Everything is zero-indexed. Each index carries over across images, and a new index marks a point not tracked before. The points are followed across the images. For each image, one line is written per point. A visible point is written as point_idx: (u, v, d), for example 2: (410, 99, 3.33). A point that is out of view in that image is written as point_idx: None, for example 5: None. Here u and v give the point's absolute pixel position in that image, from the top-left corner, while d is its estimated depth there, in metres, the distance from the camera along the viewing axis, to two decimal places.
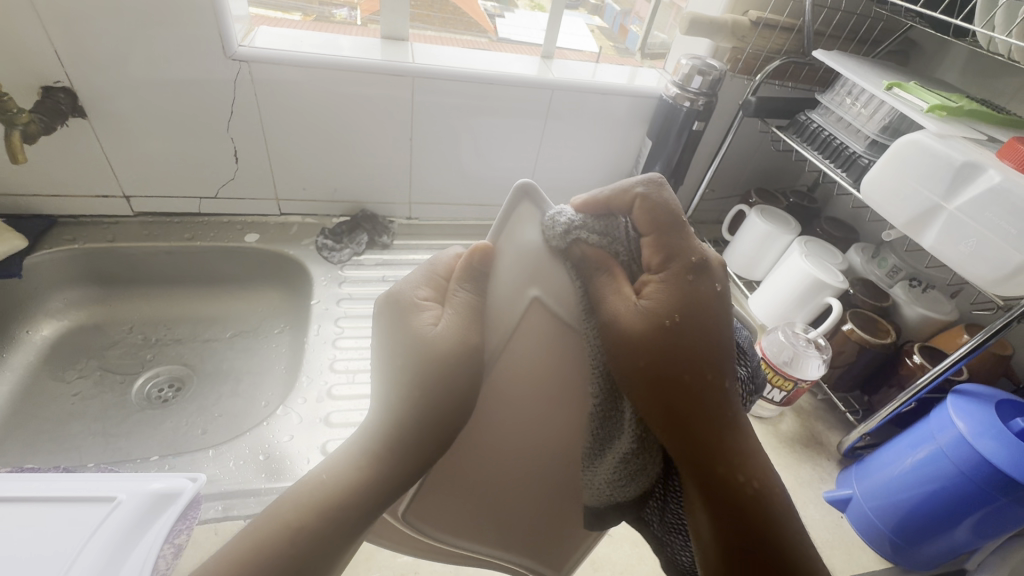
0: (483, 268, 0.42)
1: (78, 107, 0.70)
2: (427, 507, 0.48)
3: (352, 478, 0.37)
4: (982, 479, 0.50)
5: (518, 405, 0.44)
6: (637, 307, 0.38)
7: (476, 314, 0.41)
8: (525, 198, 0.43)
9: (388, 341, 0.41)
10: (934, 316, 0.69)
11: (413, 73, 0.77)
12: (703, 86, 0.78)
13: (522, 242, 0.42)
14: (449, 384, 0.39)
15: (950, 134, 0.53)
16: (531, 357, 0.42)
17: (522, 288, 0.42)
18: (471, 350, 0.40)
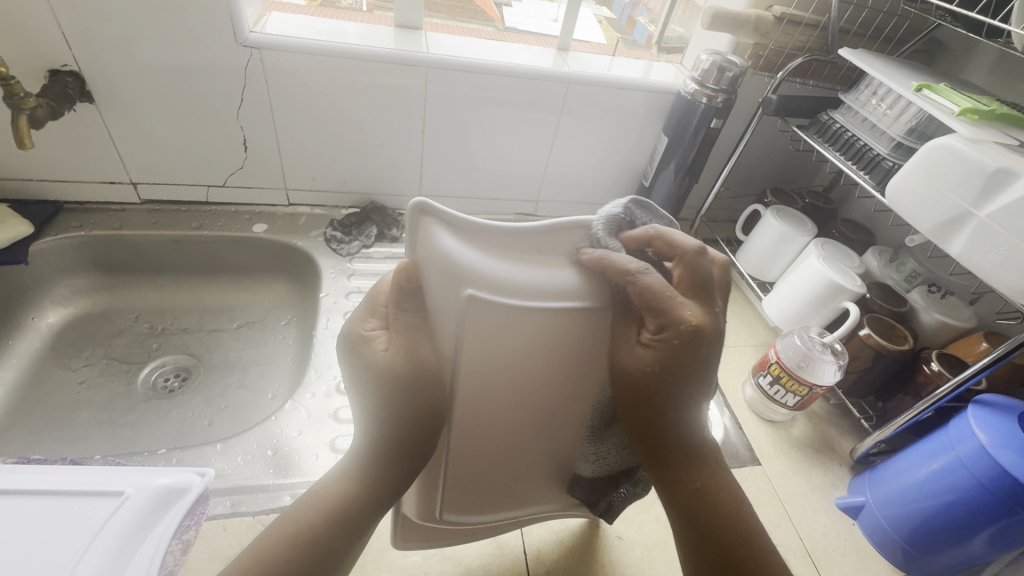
0: (413, 286, 0.37)
1: (86, 91, 0.69)
2: (454, 508, 0.47)
3: (342, 491, 0.39)
4: (1001, 491, 0.49)
5: (490, 396, 0.41)
6: (638, 352, 0.38)
7: (421, 333, 0.38)
8: (425, 215, 0.36)
9: (354, 376, 0.40)
10: (952, 323, 0.67)
11: (427, 63, 0.75)
12: (723, 82, 0.76)
13: (440, 251, 0.35)
14: (409, 407, 0.38)
15: (982, 139, 0.51)
16: (490, 350, 0.38)
17: (454, 291, 0.36)
18: (424, 370, 0.38)
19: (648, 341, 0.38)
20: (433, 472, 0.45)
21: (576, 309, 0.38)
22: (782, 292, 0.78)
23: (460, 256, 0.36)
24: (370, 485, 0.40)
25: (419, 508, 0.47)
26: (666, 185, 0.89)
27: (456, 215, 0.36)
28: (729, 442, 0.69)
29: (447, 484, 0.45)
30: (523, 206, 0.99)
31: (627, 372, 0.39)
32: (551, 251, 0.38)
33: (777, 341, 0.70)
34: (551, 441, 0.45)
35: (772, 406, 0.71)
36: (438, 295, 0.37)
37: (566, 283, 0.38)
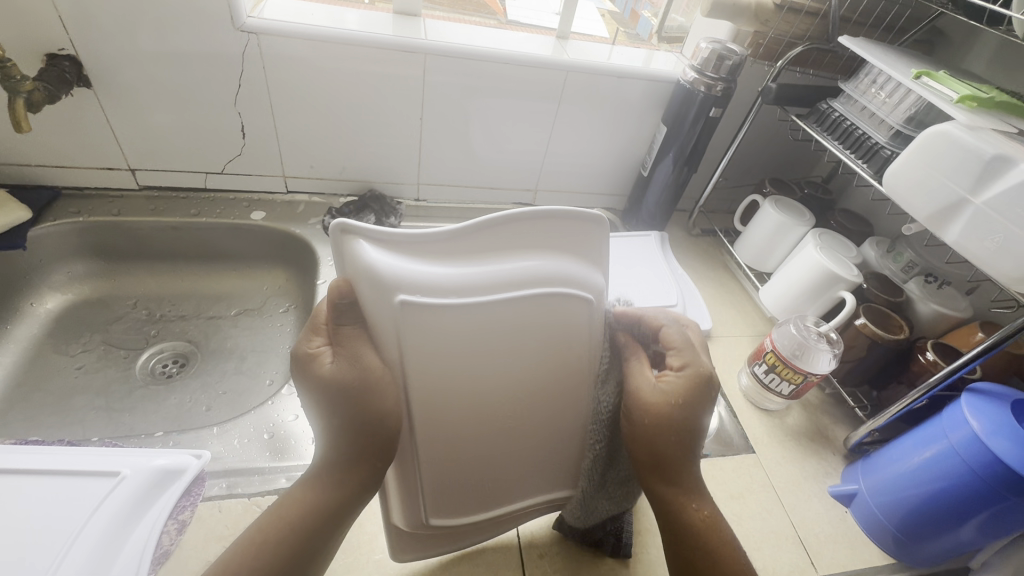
0: (349, 300, 0.37)
1: (84, 76, 0.69)
2: (435, 511, 0.47)
3: (301, 499, 0.41)
4: (992, 477, 0.49)
5: (441, 393, 0.40)
6: (657, 388, 0.43)
7: (364, 343, 0.38)
8: (346, 235, 0.36)
9: (306, 395, 0.40)
10: (948, 313, 0.67)
11: (426, 50, 0.75)
12: (722, 71, 0.76)
13: (365, 263, 0.35)
14: (356, 418, 0.38)
15: (980, 126, 0.51)
16: (433, 348, 0.38)
17: (384, 296, 0.36)
18: (368, 378, 0.38)
19: (667, 379, 0.44)
20: (405, 476, 0.44)
21: (515, 299, 0.38)
22: (779, 281, 0.78)
23: (387, 266, 0.36)
24: (329, 492, 0.41)
25: (403, 515, 0.47)
26: (665, 175, 0.89)
27: (376, 230, 0.36)
28: (724, 430, 0.70)
29: (422, 488, 0.45)
30: (522, 196, 0.99)
31: (650, 406, 0.42)
32: (477, 250, 0.38)
33: (773, 331, 0.71)
34: (516, 436, 0.45)
35: (768, 395, 0.71)
36: (371, 303, 0.36)
37: (501, 276, 0.38)
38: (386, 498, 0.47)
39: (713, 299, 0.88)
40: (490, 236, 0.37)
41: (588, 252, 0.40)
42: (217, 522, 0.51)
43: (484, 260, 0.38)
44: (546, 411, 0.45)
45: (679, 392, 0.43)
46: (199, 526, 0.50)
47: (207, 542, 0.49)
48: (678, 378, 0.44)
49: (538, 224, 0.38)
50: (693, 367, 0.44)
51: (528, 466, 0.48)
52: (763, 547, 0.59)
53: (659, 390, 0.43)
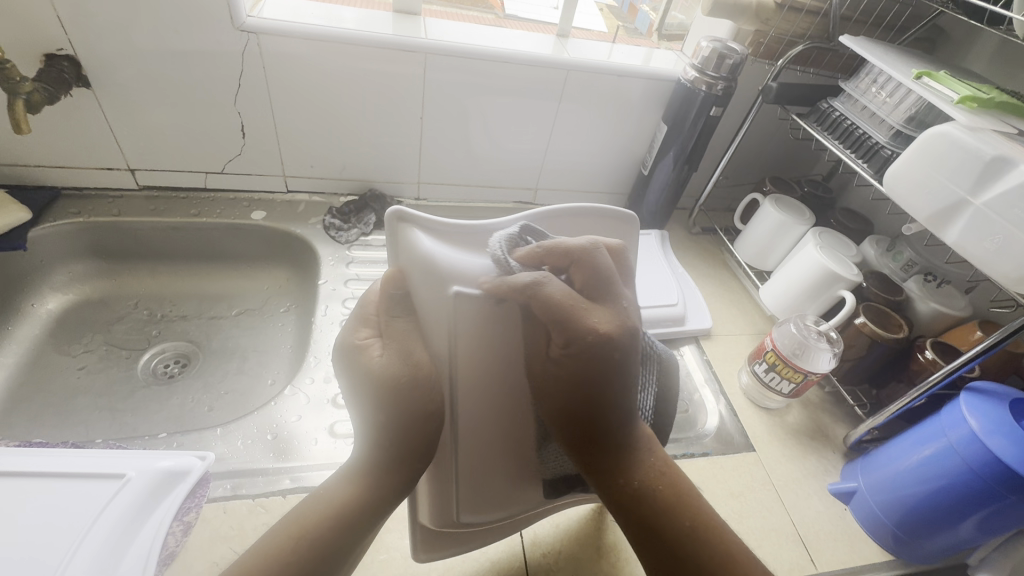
0: (401, 292, 0.40)
1: (83, 76, 0.69)
2: (472, 508, 0.46)
3: (346, 491, 0.41)
4: (991, 476, 0.50)
5: (486, 385, 0.42)
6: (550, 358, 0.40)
7: (414, 337, 0.40)
8: (402, 225, 0.40)
9: (352, 385, 0.41)
10: (947, 312, 0.68)
11: (425, 49, 0.75)
12: (723, 70, 0.76)
13: (420, 253, 0.39)
14: (402, 411, 0.39)
15: (981, 127, 0.51)
16: (480, 341, 0.41)
17: (441, 286, 0.39)
18: (416, 372, 0.39)
19: (556, 352, 0.40)
20: (441, 473, 0.45)
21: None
22: (779, 280, 0.78)
23: (442, 256, 0.40)
24: (372, 486, 0.41)
25: (434, 515, 0.46)
26: (665, 174, 0.89)
27: (432, 222, 0.41)
28: (725, 428, 0.70)
29: (458, 485, 0.45)
30: (523, 194, 0.99)
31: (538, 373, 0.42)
32: None
33: (773, 330, 0.71)
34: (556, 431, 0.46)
35: (768, 393, 0.71)
36: (423, 292, 0.40)
37: None
38: (416, 498, 0.46)
39: (714, 297, 0.88)
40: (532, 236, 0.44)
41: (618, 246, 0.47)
42: (222, 523, 0.51)
43: None
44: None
45: (576, 360, 0.40)
46: (204, 527, 0.50)
47: (212, 542, 0.50)
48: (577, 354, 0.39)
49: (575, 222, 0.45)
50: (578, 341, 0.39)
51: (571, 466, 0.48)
52: (764, 545, 0.59)
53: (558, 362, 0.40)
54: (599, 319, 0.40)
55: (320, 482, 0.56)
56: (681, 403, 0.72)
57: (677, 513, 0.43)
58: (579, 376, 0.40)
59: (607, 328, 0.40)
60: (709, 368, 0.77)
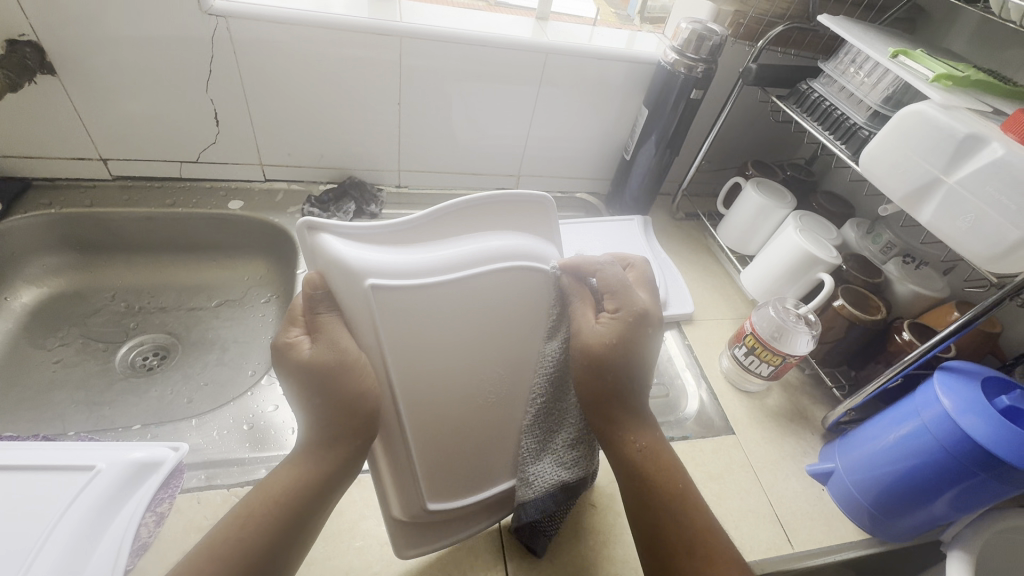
0: (324, 291, 0.43)
1: (46, 63, 0.67)
2: (434, 490, 0.49)
3: (292, 478, 0.43)
4: (962, 454, 0.50)
5: (418, 366, 0.46)
6: (596, 329, 0.48)
7: (341, 329, 0.44)
8: (312, 233, 0.42)
9: (290, 383, 0.44)
10: (925, 293, 0.68)
11: (401, 32, 0.73)
12: (703, 51, 0.75)
13: (335, 255, 0.42)
14: (339, 395, 0.42)
15: (954, 105, 0.51)
16: (403, 326, 0.45)
17: (356, 280, 0.42)
18: (345, 359, 0.43)
19: (604, 320, 0.48)
20: (395, 460, 0.48)
21: (481, 274, 0.46)
22: (760, 264, 0.78)
23: (354, 255, 0.42)
24: (319, 472, 0.43)
25: (404, 505, 0.49)
26: (647, 159, 0.88)
27: (339, 227, 0.43)
28: (705, 412, 0.70)
29: (414, 471, 0.48)
30: (506, 180, 0.98)
31: (590, 345, 0.47)
32: (435, 236, 0.46)
33: (753, 314, 0.71)
34: (486, 404, 0.50)
35: (748, 376, 0.71)
36: (344, 289, 0.43)
37: (461, 256, 0.46)
38: (384, 491, 0.49)
39: (696, 282, 0.88)
40: (445, 228, 0.46)
41: (539, 226, 0.50)
42: (196, 514, 0.50)
43: (439, 245, 0.46)
44: (512, 378, 0.50)
45: (614, 330, 0.47)
46: (177, 517, 0.50)
47: (184, 534, 0.49)
48: (615, 321, 0.48)
49: (492, 208, 0.47)
50: (627, 309, 0.48)
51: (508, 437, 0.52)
52: (741, 525, 0.60)
53: (600, 329, 0.48)
54: (638, 300, 0.49)
55: None
56: (662, 387, 0.72)
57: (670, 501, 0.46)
58: (624, 348, 0.47)
59: (641, 309, 0.49)
60: (690, 352, 0.77)
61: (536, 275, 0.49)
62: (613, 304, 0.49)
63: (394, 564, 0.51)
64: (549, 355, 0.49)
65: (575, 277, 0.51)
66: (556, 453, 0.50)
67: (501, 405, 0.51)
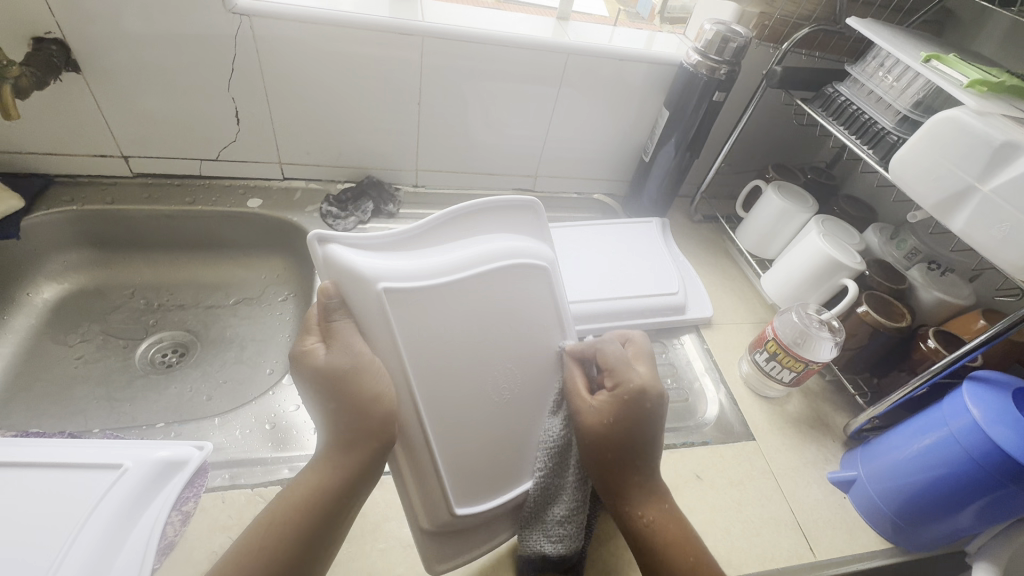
0: (337, 299, 0.45)
1: (72, 61, 0.67)
2: (460, 497, 0.49)
3: (312, 485, 0.43)
4: (991, 465, 0.50)
5: (435, 364, 0.48)
6: (593, 407, 0.49)
7: (354, 334, 0.45)
8: (322, 244, 0.45)
9: (306, 392, 0.45)
10: (950, 300, 0.68)
11: (422, 32, 0.73)
12: (726, 53, 0.74)
13: (349, 264, 0.45)
14: (354, 395, 0.44)
15: (989, 112, 0.50)
16: (416, 324, 0.47)
17: (368, 286, 0.45)
18: (362, 362, 0.44)
19: (601, 398, 0.49)
20: (417, 462, 0.47)
21: (484, 272, 0.51)
22: (781, 269, 0.78)
23: (365, 263, 0.46)
24: (338, 473, 0.43)
25: (430, 513, 0.48)
26: (666, 162, 0.88)
27: (347, 240, 0.47)
28: (725, 417, 0.70)
29: (437, 474, 0.47)
30: (523, 181, 0.98)
31: (589, 424, 0.48)
32: (435, 243, 0.51)
33: (774, 319, 0.71)
34: (502, 404, 0.51)
35: (769, 382, 0.71)
36: (357, 296, 0.45)
37: (466, 257, 0.50)
38: (408, 496, 0.48)
39: (715, 285, 0.88)
40: (445, 233, 0.51)
41: (527, 232, 0.56)
42: (221, 513, 0.50)
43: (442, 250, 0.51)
44: (524, 374, 0.52)
45: (610, 409, 0.48)
46: (201, 517, 0.50)
47: (210, 533, 0.49)
48: (609, 401, 0.49)
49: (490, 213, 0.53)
50: (624, 387, 0.49)
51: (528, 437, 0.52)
52: (763, 533, 0.59)
53: (597, 407, 0.49)
54: (634, 375, 0.50)
55: None
56: (681, 391, 0.72)
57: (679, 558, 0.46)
58: (623, 426, 0.48)
59: (639, 384, 0.49)
60: (709, 356, 0.77)
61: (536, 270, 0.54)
62: (610, 381, 0.50)
63: (416, 567, 0.51)
64: (550, 431, 0.51)
65: (581, 358, 0.54)
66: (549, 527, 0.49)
67: (516, 402, 0.51)
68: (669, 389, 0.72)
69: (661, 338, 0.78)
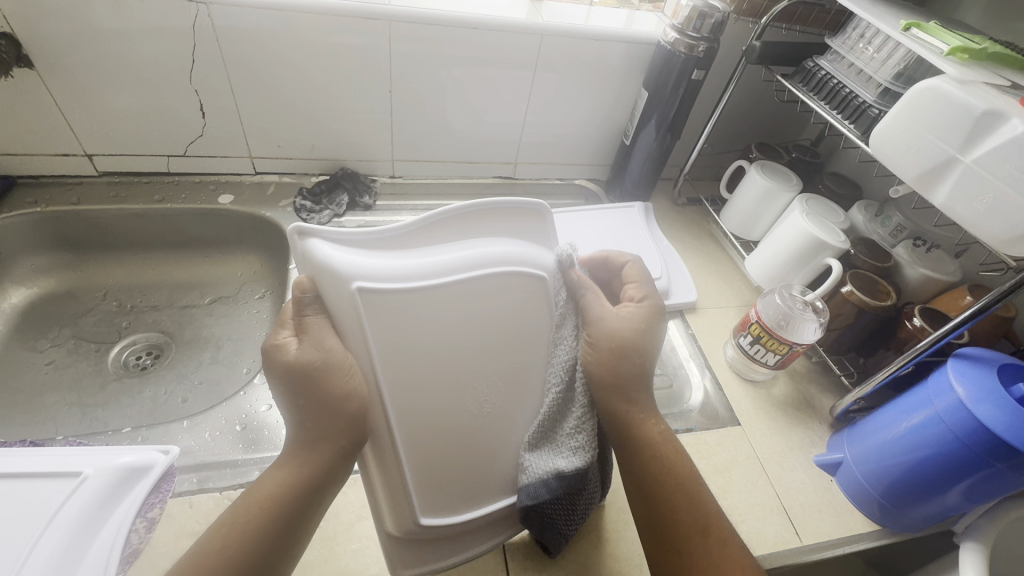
0: (312, 294, 0.43)
1: (22, 55, 0.65)
2: (428, 505, 0.48)
3: (277, 483, 0.42)
4: (978, 444, 0.48)
5: (410, 373, 0.46)
6: (619, 316, 0.49)
7: (328, 331, 0.44)
8: (302, 238, 0.43)
9: (276, 386, 0.44)
10: (936, 277, 0.66)
11: (389, 16, 0.71)
12: (705, 30, 0.72)
13: (326, 262, 0.42)
14: (319, 395, 0.42)
15: (971, 80, 0.48)
16: (392, 331, 0.45)
17: (343, 285, 0.43)
18: (333, 361, 0.43)
19: (628, 309, 0.51)
20: (385, 469, 0.46)
21: (470, 279, 0.47)
22: (765, 249, 0.76)
23: (342, 260, 0.43)
24: (305, 471, 0.43)
25: (395, 519, 0.47)
26: (648, 144, 0.86)
27: (329, 235, 0.44)
28: (709, 403, 0.69)
29: (405, 483, 0.46)
30: (502, 169, 0.96)
31: (618, 324, 0.48)
32: (424, 243, 0.47)
33: (758, 301, 0.69)
34: (483, 414, 0.49)
35: (754, 366, 0.70)
36: (332, 294, 0.43)
37: (452, 263, 0.46)
38: (375, 501, 0.47)
39: (700, 270, 0.86)
40: (436, 234, 0.47)
41: (529, 236, 0.51)
42: (188, 519, 0.49)
43: (431, 251, 0.47)
44: (507, 384, 0.49)
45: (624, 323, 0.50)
46: (168, 522, 0.49)
47: (178, 539, 0.48)
48: (637, 309, 0.51)
49: (489, 214, 0.48)
50: (651, 301, 0.52)
51: (508, 447, 0.50)
52: (748, 519, 0.58)
53: (625, 317, 0.49)
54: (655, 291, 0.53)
55: None
56: (666, 378, 0.70)
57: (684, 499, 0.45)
58: (644, 337, 0.49)
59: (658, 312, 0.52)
60: (694, 342, 0.76)
61: (530, 281, 0.49)
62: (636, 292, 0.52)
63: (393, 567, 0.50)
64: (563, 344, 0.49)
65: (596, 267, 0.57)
66: (561, 443, 0.47)
67: (497, 411, 0.49)
68: (653, 375, 0.70)
69: None
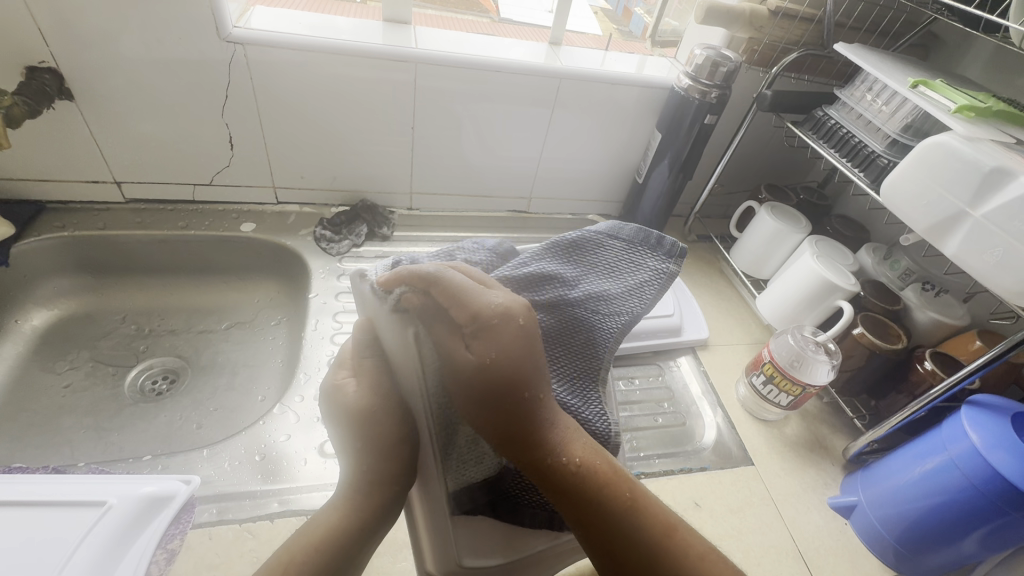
0: (368, 337, 0.48)
1: (65, 89, 0.67)
2: (472, 550, 0.46)
3: (331, 521, 0.43)
4: (993, 493, 0.49)
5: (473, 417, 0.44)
6: (471, 354, 0.39)
7: (382, 374, 0.47)
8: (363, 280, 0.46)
9: (335, 426, 0.48)
10: (945, 321, 0.67)
11: (415, 58, 0.74)
12: (717, 77, 0.75)
13: (374, 303, 0.45)
14: (374, 434, 0.45)
15: (977, 136, 0.51)
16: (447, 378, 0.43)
17: (396, 331, 0.43)
18: (384, 402, 0.46)
19: (477, 346, 0.39)
20: (431, 514, 0.47)
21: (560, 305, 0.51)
22: (776, 289, 0.78)
23: (396, 304, 0.45)
24: (353, 514, 0.44)
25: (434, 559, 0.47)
26: (660, 182, 0.88)
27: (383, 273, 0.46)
28: (723, 441, 0.69)
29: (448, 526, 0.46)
30: (517, 203, 0.98)
31: (465, 371, 0.39)
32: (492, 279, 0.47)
33: (771, 341, 0.70)
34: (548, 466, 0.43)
35: (767, 405, 0.70)
36: (388, 337, 0.45)
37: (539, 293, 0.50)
38: (418, 544, 0.48)
39: (710, 306, 0.87)
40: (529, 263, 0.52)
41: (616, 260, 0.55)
42: (208, 550, 0.49)
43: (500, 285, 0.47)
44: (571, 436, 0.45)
45: (461, 318, 0.39)
46: (187, 554, 0.49)
47: (196, 571, 0.48)
48: (487, 338, 0.38)
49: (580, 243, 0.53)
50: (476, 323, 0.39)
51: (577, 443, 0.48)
52: (763, 563, 0.58)
53: (475, 358, 0.39)
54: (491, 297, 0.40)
55: (311, 504, 0.55)
56: (678, 416, 0.71)
57: (614, 491, 0.40)
58: (507, 366, 0.38)
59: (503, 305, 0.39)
60: (706, 379, 0.76)
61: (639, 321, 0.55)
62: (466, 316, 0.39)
63: None
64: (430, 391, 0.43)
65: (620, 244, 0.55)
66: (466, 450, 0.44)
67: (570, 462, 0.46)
68: (666, 413, 0.71)
69: (658, 361, 0.78)
